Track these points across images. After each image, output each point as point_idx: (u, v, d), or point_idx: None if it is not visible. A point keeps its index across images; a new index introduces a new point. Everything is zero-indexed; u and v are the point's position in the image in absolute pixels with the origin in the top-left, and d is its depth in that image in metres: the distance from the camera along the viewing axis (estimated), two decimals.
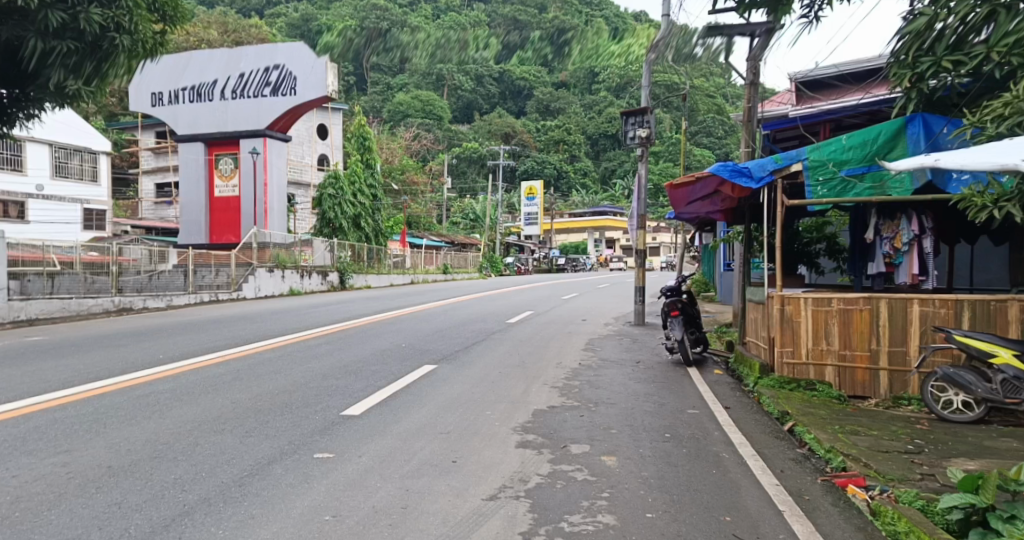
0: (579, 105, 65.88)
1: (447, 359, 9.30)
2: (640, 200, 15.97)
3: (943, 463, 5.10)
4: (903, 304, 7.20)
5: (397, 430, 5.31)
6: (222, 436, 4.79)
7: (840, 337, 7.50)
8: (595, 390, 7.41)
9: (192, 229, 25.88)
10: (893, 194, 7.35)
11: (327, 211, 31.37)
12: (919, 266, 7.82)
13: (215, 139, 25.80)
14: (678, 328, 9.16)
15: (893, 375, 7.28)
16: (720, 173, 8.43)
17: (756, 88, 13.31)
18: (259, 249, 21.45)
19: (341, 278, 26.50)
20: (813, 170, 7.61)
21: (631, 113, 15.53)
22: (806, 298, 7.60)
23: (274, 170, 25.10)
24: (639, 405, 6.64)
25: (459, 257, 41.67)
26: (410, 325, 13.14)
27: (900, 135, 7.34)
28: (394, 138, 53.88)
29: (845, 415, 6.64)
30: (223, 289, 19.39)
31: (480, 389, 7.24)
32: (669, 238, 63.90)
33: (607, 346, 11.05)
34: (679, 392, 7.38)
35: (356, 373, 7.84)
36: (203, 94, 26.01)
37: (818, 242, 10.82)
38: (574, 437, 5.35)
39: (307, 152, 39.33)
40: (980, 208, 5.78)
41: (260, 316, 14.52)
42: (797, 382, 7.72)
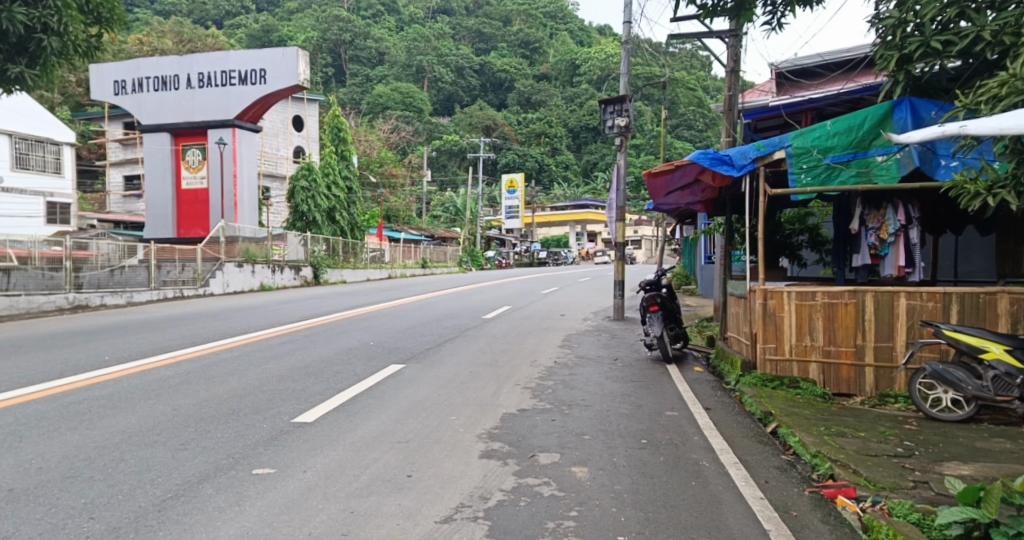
0: (560, 98, 65.48)
1: (415, 358, 8.86)
2: (618, 192, 15.53)
3: (936, 468, 4.76)
4: (889, 297, 6.91)
5: (351, 439, 4.88)
6: (152, 449, 4.34)
7: (824, 332, 7.16)
8: (570, 390, 7.03)
9: (157, 222, 25.14)
10: (879, 182, 7.04)
11: (301, 204, 30.67)
12: (906, 258, 7.50)
13: (182, 130, 25.06)
14: (657, 324, 8.79)
15: (879, 372, 6.98)
16: (700, 162, 8.02)
17: (736, 76, 13.00)
18: (228, 244, 20.79)
19: (315, 273, 25.91)
20: (796, 158, 7.29)
21: (610, 101, 15.14)
22: (788, 292, 7.25)
23: (244, 163, 24.58)
24: (615, 406, 6.27)
25: (438, 251, 41.08)
26: (382, 321, 12.71)
27: (886, 120, 7.00)
28: (373, 130, 53.07)
29: (831, 415, 6.31)
30: (189, 285, 18.73)
31: (447, 391, 6.84)
32: (651, 231, 63.53)
33: (584, 342, 10.68)
34: (657, 391, 7.04)
35: (316, 373, 7.39)
36: (168, 83, 25.13)
37: (799, 234, 10.54)
38: (544, 444, 4.96)
39: (282, 145, 38.59)
40: (973, 196, 5.44)
41: (226, 313, 13.97)
42: (780, 379, 7.36)
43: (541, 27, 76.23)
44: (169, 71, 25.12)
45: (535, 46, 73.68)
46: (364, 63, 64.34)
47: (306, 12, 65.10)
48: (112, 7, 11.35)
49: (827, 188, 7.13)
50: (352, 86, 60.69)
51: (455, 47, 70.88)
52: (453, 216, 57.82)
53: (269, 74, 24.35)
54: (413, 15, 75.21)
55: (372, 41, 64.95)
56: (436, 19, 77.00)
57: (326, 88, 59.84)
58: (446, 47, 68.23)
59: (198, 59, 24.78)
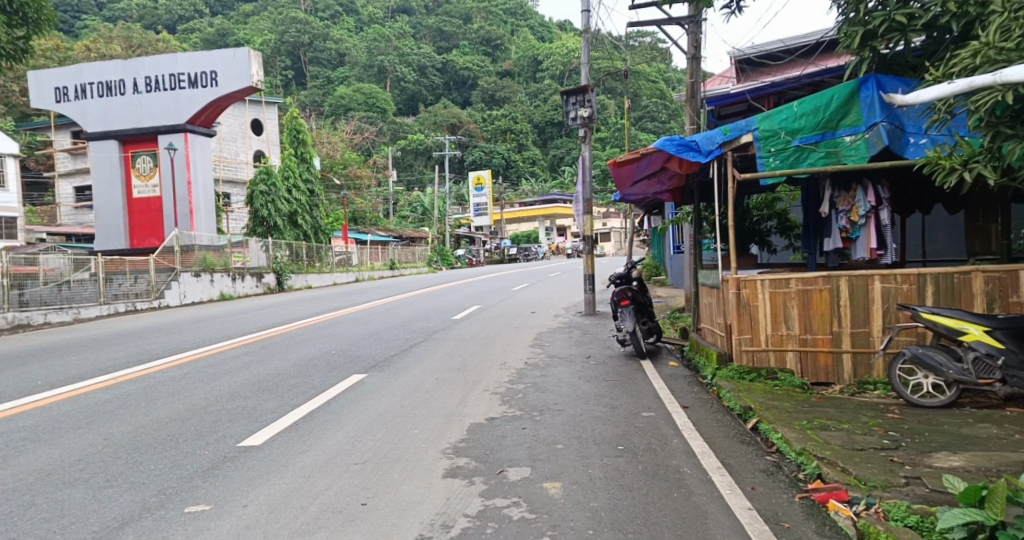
0: (524, 93, 65.13)
1: (379, 367, 8.43)
2: (585, 184, 15.20)
3: (924, 459, 4.50)
4: (863, 281, 6.69)
5: (300, 464, 4.47)
6: (71, 489, 3.87)
7: (800, 320, 6.92)
8: (542, 394, 6.68)
9: (109, 234, 24.29)
10: (848, 163, 6.81)
11: (260, 209, 29.81)
12: (878, 240, 7.26)
13: (129, 136, 24.14)
14: (629, 319, 8.49)
15: (857, 358, 6.76)
16: (666, 149, 7.70)
17: (698, 62, 12.78)
18: (184, 253, 20.03)
19: (279, 279, 25.18)
20: (764, 141, 7.02)
21: (572, 92, 14.79)
22: (762, 280, 6.98)
23: (198, 168, 23.73)
24: (589, 410, 5.94)
25: (406, 252, 40.43)
26: (346, 328, 12.22)
27: (853, 99, 6.76)
28: (336, 132, 52.04)
29: (810, 407, 6.07)
30: (142, 298, 17.94)
31: (410, 401, 6.45)
32: (620, 223, 63.56)
33: (556, 340, 10.35)
34: (632, 390, 6.73)
35: (271, 389, 6.93)
36: (113, 88, 24.16)
37: (768, 220, 10.34)
38: (513, 457, 4.60)
39: (241, 149, 37.72)
40: (949, 171, 5.20)
41: (182, 326, 13.35)
42: (757, 371, 7.10)
43: (502, 23, 75.57)
44: (113, 76, 24.15)
45: (496, 42, 73.07)
46: (324, 64, 63.22)
47: (262, 14, 63.81)
48: (39, 7, 10.61)
49: (797, 171, 6.88)
50: (312, 88, 59.55)
51: (416, 46, 70.06)
52: (422, 216, 57.08)
53: (220, 77, 23.60)
54: (372, 15, 74.14)
55: (331, 41, 63.84)
56: (396, 19, 76.03)
57: (285, 91, 58.63)
58: (406, 46, 67.39)
59: (144, 62, 23.91)
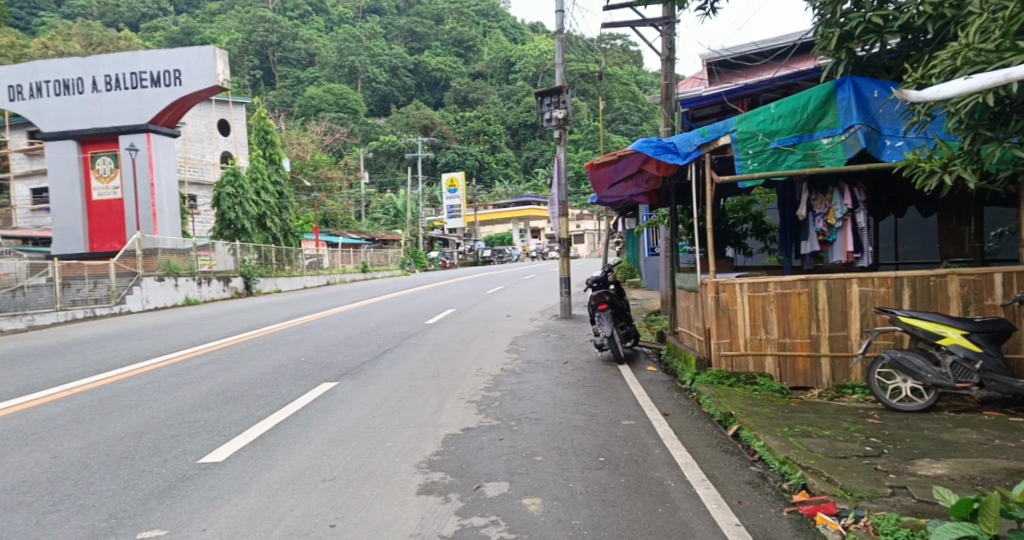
0: (496, 95, 64.97)
1: (350, 374, 8.17)
2: (560, 186, 15.06)
3: (908, 467, 4.41)
4: (841, 284, 6.65)
5: (265, 484, 4.23)
6: (12, 515, 3.59)
7: (779, 324, 6.85)
8: (519, 401, 6.51)
9: (67, 237, 23.64)
10: (825, 165, 6.74)
11: (228, 211, 29.15)
12: (854, 243, 7.23)
13: (89, 136, 23.44)
14: (607, 323, 8.37)
15: (835, 362, 6.70)
16: (644, 151, 7.59)
17: (671, 64, 12.75)
18: (146, 257, 19.46)
19: (247, 283, 24.64)
20: (742, 143, 6.94)
21: (546, 93, 14.67)
22: (741, 284, 6.89)
23: (162, 169, 23.10)
24: (568, 418, 5.77)
25: (379, 254, 39.96)
26: (316, 333, 11.92)
27: (829, 101, 6.70)
28: (306, 133, 51.29)
29: (791, 412, 5.99)
30: (101, 303, 17.35)
31: (383, 411, 6.21)
32: (593, 225, 63.77)
33: (532, 345, 10.17)
34: (611, 397, 6.58)
35: (236, 399, 6.65)
36: (70, 86, 23.39)
37: (744, 222, 10.28)
38: (491, 472, 4.42)
39: (208, 150, 36.96)
40: (929, 174, 5.10)
41: (144, 332, 12.91)
42: (736, 376, 7.02)
43: (474, 25, 75.27)
44: (70, 74, 23.38)
45: (468, 43, 72.80)
46: (293, 64, 62.31)
47: (229, 13, 62.76)
48: None
49: (774, 174, 6.81)
50: (282, 88, 58.65)
51: (388, 47, 69.46)
52: (394, 218, 56.52)
53: (184, 75, 23.02)
54: (342, 15, 73.34)
55: (301, 41, 62.97)
56: (367, 19, 75.34)
57: (254, 91, 57.65)
58: (378, 47, 66.78)
59: (103, 59, 23.19)
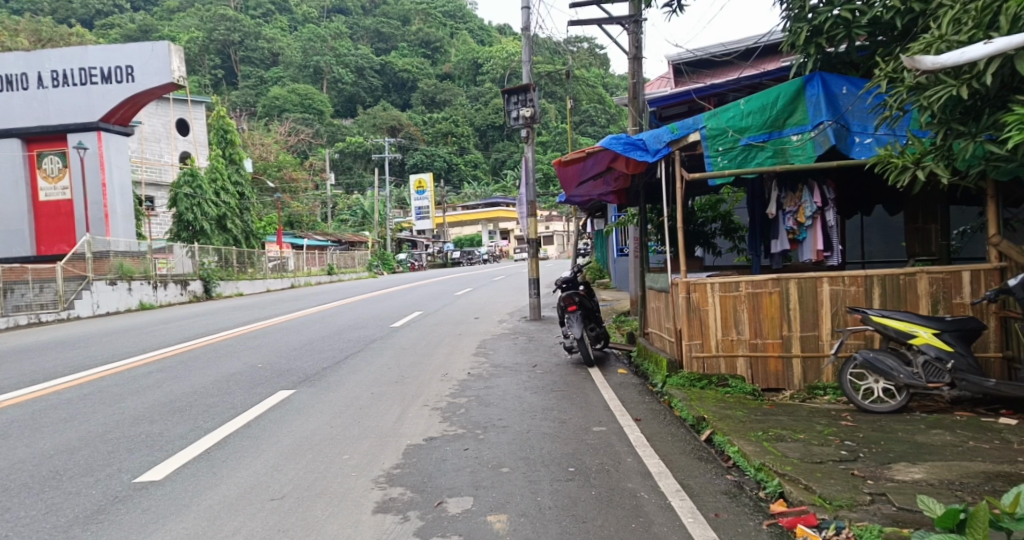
0: (464, 96, 64.62)
1: (309, 381, 7.82)
2: (528, 186, 14.83)
3: (886, 471, 4.26)
4: (812, 284, 6.53)
5: (205, 506, 3.91)
6: None
7: (750, 324, 6.71)
8: (486, 408, 6.24)
9: (12, 240, 22.75)
10: (795, 163, 6.60)
11: (185, 213, 28.29)
12: (824, 242, 7.12)
13: (35, 134, 22.54)
14: (577, 325, 8.16)
15: (806, 363, 6.58)
16: (613, 148, 7.40)
17: (639, 63, 12.64)
18: (96, 260, 18.73)
19: (206, 286, 23.94)
20: (712, 139, 6.80)
21: (513, 91, 14.44)
22: (711, 284, 6.77)
23: (113, 168, 22.33)
24: (536, 426, 5.53)
25: (345, 256, 39.28)
26: (276, 338, 11.51)
27: (799, 98, 6.57)
28: (269, 133, 50.30)
29: (763, 415, 5.84)
30: (47, 309, 16.64)
31: (340, 421, 5.89)
32: (561, 226, 63.82)
33: (500, 348, 9.92)
34: (581, 402, 6.37)
35: (184, 412, 6.28)
36: (14, 82, 22.48)
37: (712, 222, 10.19)
38: (454, 486, 4.16)
39: (166, 150, 36.02)
40: (901, 169, 4.94)
41: (95, 339, 12.39)
42: (708, 378, 6.86)
43: (441, 26, 74.75)
44: (14, 69, 22.51)
45: (436, 45, 72.34)
46: (256, 64, 61.10)
47: (189, 11, 61.44)
48: None
49: (744, 171, 6.66)
50: (244, 88, 57.47)
51: (353, 47, 68.59)
52: (361, 219, 55.78)
53: (137, 72, 22.30)
54: (306, 14, 72.24)
55: (264, 40, 61.83)
56: (332, 19, 74.31)
57: (215, 91, 56.43)
58: (344, 47, 65.93)
59: (51, 54, 22.36)
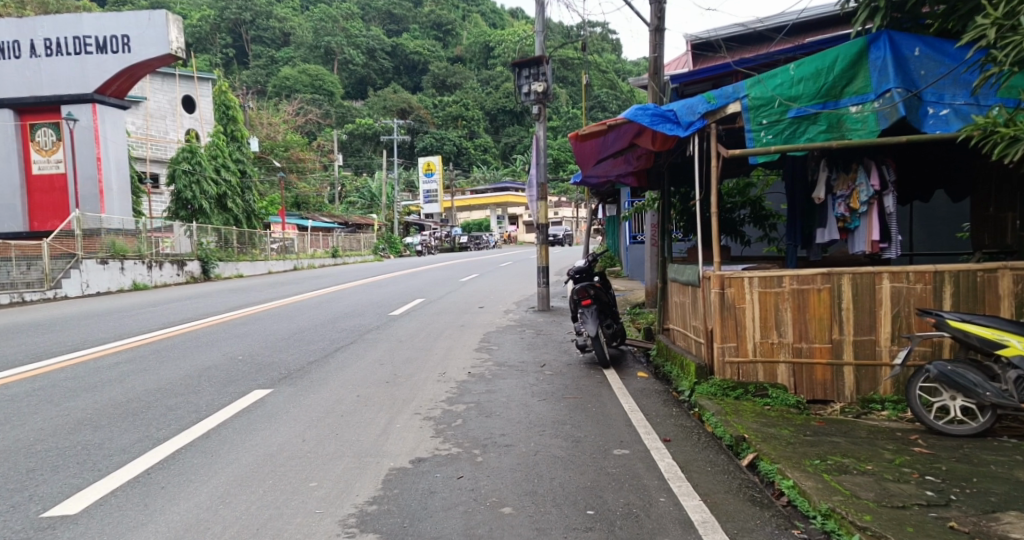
0: (475, 80, 63.54)
1: (290, 378, 6.98)
2: (539, 166, 13.82)
3: (993, 527, 3.31)
4: (870, 280, 5.56)
5: None
6: None
7: (794, 326, 5.76)
8: (488, 420, 5.35)
9: (4, 215, 22.04)
10: (853, 139, 5.60)
11: (183, 191, 27.52)
12: (881, 231, 6.07)
13: (28, 105, 21.78)
14: (591, 322, 7.25)
15: (860, 372, 5.61)
16: (638, 120, 6.45)
17: (661, 34, 11.61)
18: (86, 238, 17.97)
19: (204, 267, 23.14)
20: (755, 110, 5.84)
21: (525, 64, 13.41)
22: (750, 278, 5.83)
23: (109, 143, 21.62)
24: (546, 446, 4.66)
25: (350, 239, 38.40)
26: (265, 325, 10.72)
27: (860, 61, 5.56)
28: (277, 113, 49.34)
29: (815, 435, 4.90)
30: (33, 288, 15.99)
31: (315, 433, 5.01)
32: (571, 213, 62.74)
33: (506, 343, 9.02)
34: (599, 413, 5.49)
35: (139, 418, 5.46)
36: (6, 51, 21.69)
37: (741, 208, 9.22)
38: (441, 531, 3.31)
39: (171, 128, 35.23)
40: (1010, 142, 3.92)
41: (75, 321, 11.66)
42: (743, 387, 5.91)
43: (454, 8, 73.55)
44: (6, 37, 21.71)
45: (447, 27, 71.25)
46: (268, 44, 60.09)
47: None
48: None
49: (792, 147, 5.69)
50: (255, 67, 56.54)
51: (365, 28, 67.41)
52: (369, 202, 54.87)
53: (133, 42, 21.60)
54: None
55: (275, 19, 60.72)
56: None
57: (225, 70, 55.68)
58: (355, 27, 64.79)
59: (43, 22, 21.62)
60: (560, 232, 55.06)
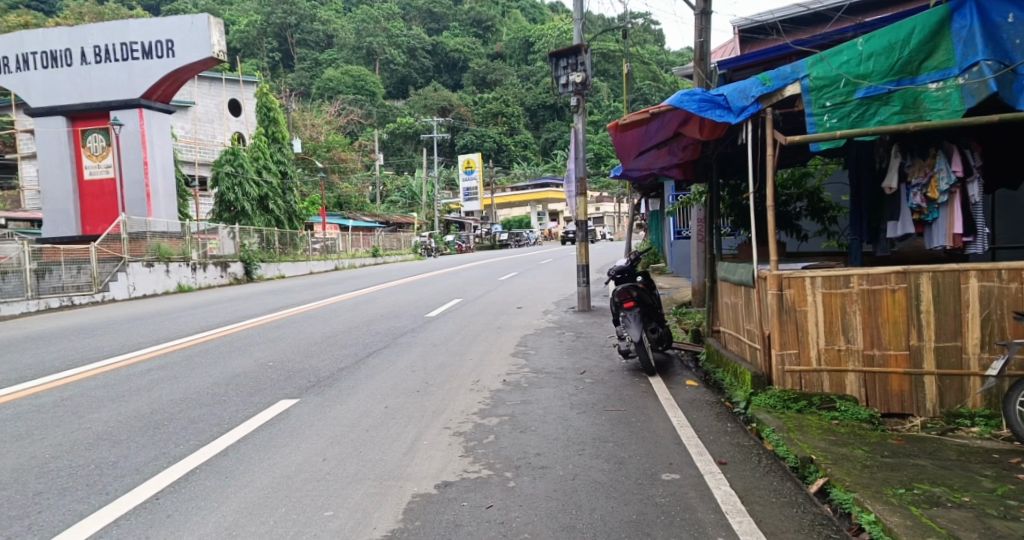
0: (515, 76, 63.12)
1: (319, 387, 6.68)
2: (578, 160, 13.28)
3: None
4: (954, 278, 4.94)
5: None
6: None
7: (865, 330, 5.16)
8: (522, 436, 4.93)
9: (58, 219, 22.56)
10: (933, 120, 4.99)
11: (226, 193, 27.89)
12: (964, 223, 5.44)
13: (79, 111, 22.27)
14: (634, 326, 6.74)
15: (943, 382, 4.99)
16: (684, 107, 5.93)
17: (707, 18, 10.95)
18: (132, 241, 18.16)
19: (246, 268, 23.31)
20: (816, 92, 5.31)
21: (562, 54, 12.91)
22: (813, 278, 5.27)
23: (155, 147, 21.94)
24: (586, 469, 4.21)
25: (391, 238, 38.45)
26: (300, 328, 10.50)
27: (942, 32, 4.94)
28: (320, 113, 49.76)
29: (894, 457, 4.30)
30: (81, 291, 16.20)
31: (337, 451, 4.65)
32: (613, 208, 61.86)
33: (544, 347, 8.57)
34: (644, 429, 5.00)
35: (157, 431, 5.20)
36: (58, 59, 22.19)
37: (797, 200, 8.57)
38: None
39: (218, 131, 35.83)
40: None
41: (115, 325, 11.64)
42: (807, 399, 5.34)
43: (494, 5, 73.26)
44: (58, 45, 22.22)
45: (487, 24, 71.01)
46: (312, 46, 60.85)
47: None
48: None
49: (861, 131, 5.13)
50: (299, 70, 57.26)
51: (406, 28, 67.67)
52: (410, 200, 55.01)
53: (177, 47, 21.84)
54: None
55: (318, 22, 61.33)
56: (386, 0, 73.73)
57: (271, 73, 56.53)
58: (396, 27, 65.01)
59: (92, 30, 22.02)
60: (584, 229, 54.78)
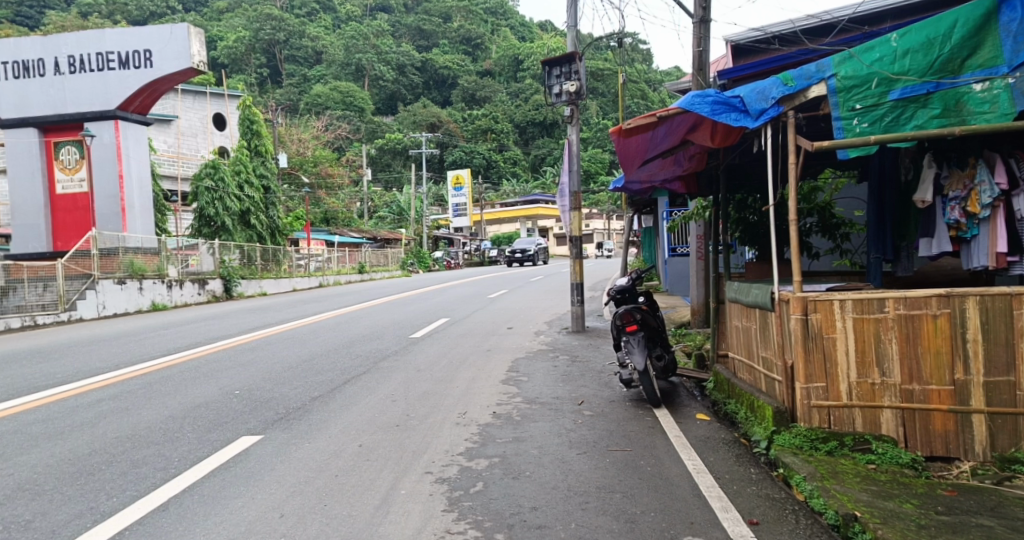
0: (504, 92, 62.89)
1: (287, 420, 5.96)
2: (572, 174, 12.67)
3: None
4: (1005, 303, 4.36)
5: None
6: None
7: (903, 362, 4.55)
8: (515, 484, 4.24)
9: (28, 235, 21.70)
10: (979, 123, 4.40)
11: (206, 208, 27.24)
12: (1008, 241, 4.87)
13: (51, 122, 21.49)
14: (638, 353, 6.08)
15: (994, 422, 4.38)
16: (696, 110, 5.34)
17: (706, 26, 10.43)
18: (103, 257, 17.34)
19: (225, 285, 22.52)
20: (846, 92, 4.72)
21: (555, 62, 12.37)
22: (843, 302, 4.66)
23: (131, 160, 21.21)
24: (592, 529, 3.53)
25: (378, 255, 37.67)
26: (274, 351, 9.78)
27: (987, 26, 4.36)
28: (308, 128, 49.06)
29: (951, 514, 3.65)
30: (47, 310, 15.38)
31: (296, 505, 3.95)
32: (603, 224, 61.40)
33: (537, 373, 7.89)
34: (657, 476, 4.33)
35: (90, 479, 4.46)
36: (31, 68, 21.56)
37: (807, 216, 8.03)
38: None
39: (201, 145, 35.19)
40: None
41: (78, 347, 10.86)
42: (837, 439, 4.69)
43: (483, 22, 73.19)
44: (31, 55, 21.64)
45: (476, 41, 70.44)
46: (300, 62, 60.32)
47: (236, 11, 61.49)
48: None
49: (896, 137, 4.55)
50: (287, 86, 56.71)
51: (396, 45, 67.41)
52: (398, 216, 54.31)
53: (155, 57, 21.19)
54: (350, 12, 71.43)
55: (307, 38, 60.88)
56: (375, 17, 73.50)
57: (258, 88, 55.92)
58: (385, 44, 64.68)
59: (67, 39, 21.48)
60: (529, 248, 46.53)
